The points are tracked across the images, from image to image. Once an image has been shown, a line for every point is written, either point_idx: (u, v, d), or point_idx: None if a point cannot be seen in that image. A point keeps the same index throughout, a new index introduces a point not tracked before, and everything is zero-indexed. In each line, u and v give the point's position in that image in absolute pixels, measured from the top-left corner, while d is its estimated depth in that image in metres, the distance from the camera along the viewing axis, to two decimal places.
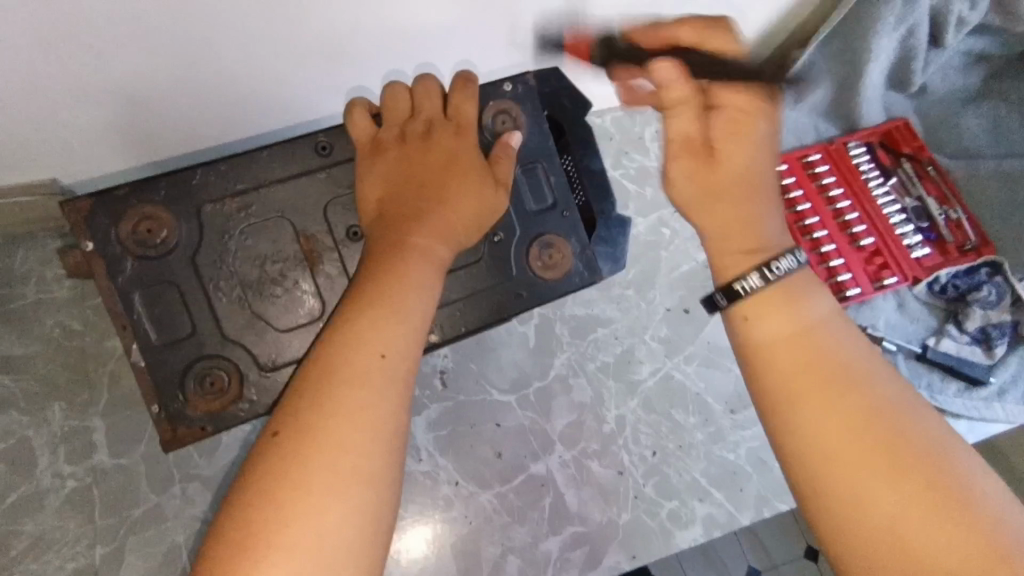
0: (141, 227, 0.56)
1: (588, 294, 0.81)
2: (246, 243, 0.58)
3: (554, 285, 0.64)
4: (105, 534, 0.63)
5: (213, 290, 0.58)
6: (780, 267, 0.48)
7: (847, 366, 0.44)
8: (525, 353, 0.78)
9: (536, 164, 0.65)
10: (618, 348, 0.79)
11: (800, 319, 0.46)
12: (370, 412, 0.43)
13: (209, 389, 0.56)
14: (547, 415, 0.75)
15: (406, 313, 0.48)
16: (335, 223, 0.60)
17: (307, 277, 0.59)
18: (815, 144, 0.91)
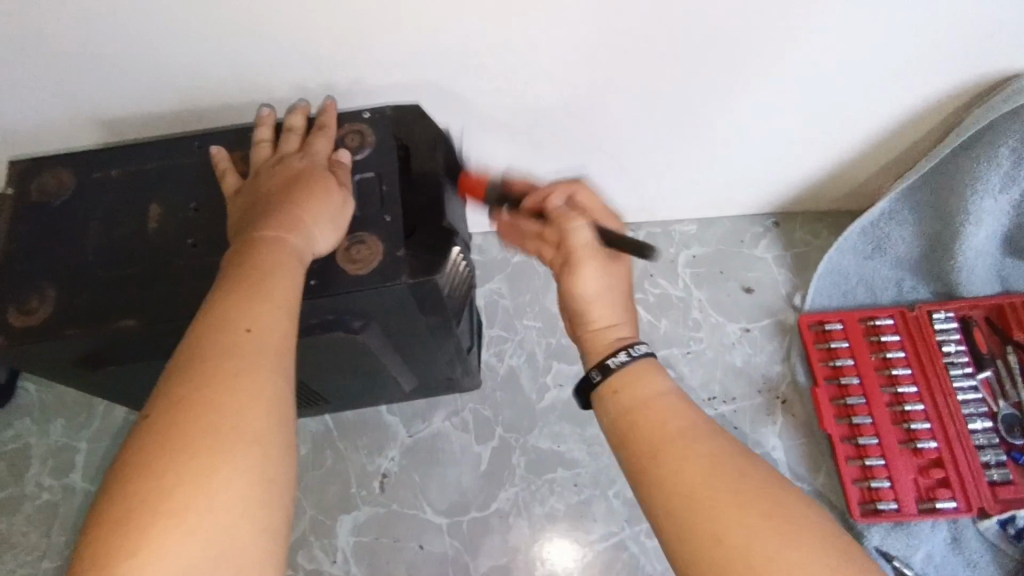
0: (43, 180, 0.52)
1: (560, 427, 0.74)
2: (121, 199, 0.52)
3: (351, 287, 0.47)
4: (57, 550, 0.71)
5: (77, 234, 0.51)
6: (619, 359, 0.40)
7: (688, 427, 0.37)
8: (472, 476, 0.73)
9: (372, 175, 0.51)
10: (574, 497, 0.71)
11: (640, 395, 0.39)
12: (242, 379, 0.35)
13: (25, 313, 0.48)
14: (473, 552, 0.70)
15: (272, 290, 0.39)
16: (186, 191, 0.52)
17: (156, 242, 0.50)
18: (891, 305, 0.74)
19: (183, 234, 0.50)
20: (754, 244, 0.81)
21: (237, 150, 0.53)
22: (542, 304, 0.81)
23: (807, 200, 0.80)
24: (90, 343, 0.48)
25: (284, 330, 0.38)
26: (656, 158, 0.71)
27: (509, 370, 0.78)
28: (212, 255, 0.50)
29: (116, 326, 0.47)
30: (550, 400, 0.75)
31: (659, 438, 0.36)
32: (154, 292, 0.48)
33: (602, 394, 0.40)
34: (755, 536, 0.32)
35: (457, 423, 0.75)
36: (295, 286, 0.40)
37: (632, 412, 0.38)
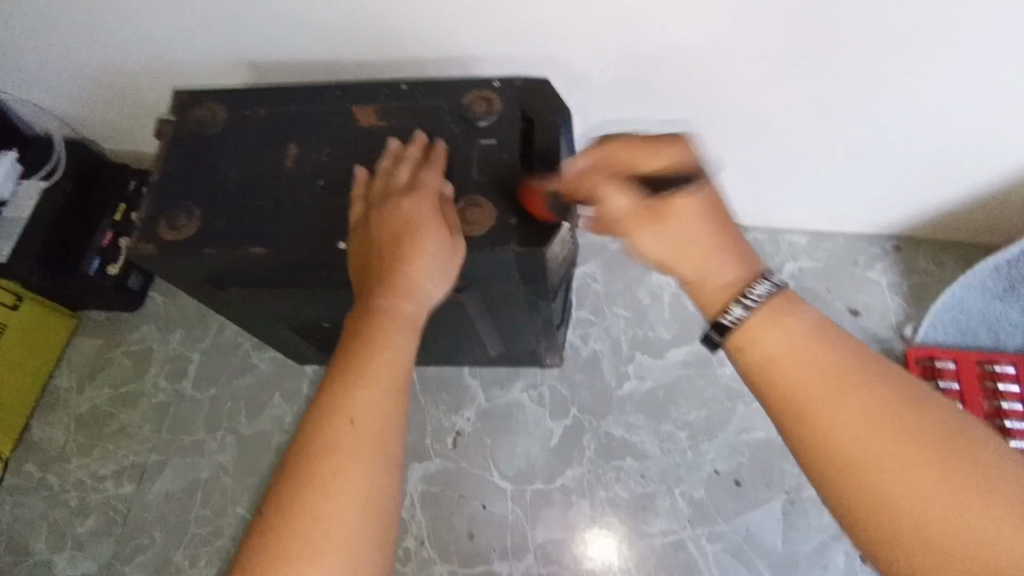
0: (199, 111, 0.57)
1: (635, 417, 0.74)
2: (263, 137, 0.56)
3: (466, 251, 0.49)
4: (163, 445, 0.79)
5: (222, 165, 0.56)
6: (739, 308, 0.36)
7: (843, 372, 0.34)
8: (541, 449, 0.74)
9: (494, 142, 0.53)
10: (639, 488, 0.71)
11: (773, 339, 0.35)
12: (339, 478, 0.37)
13: (173, 229, 0.53)
14: (532, 521, 0.71)
15: (375, 379, 0.41)
16: (321, 138, 0.55)
17: (289, 180, 0.54)
18: (1013, 352, 0.70)
19: (314, 175, 0.54)
20: (868, 266, 0.78)
21: (370, 105, 0.56)
22: (633, 294, 0.81)
23: (936, 228, 0.75)
24: (223, 265, 0.53)
25: (387, 420, 0.40)
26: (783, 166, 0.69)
27: (592, 353, 0.78)
28: (340, 197, 0.53)
29: (247, 252, 0.52)
30: (628, 389, 0.76)
31: (810, 392, 0.34)
32: (284, 225, 0.53)
33: (727, 346, 0.37)
34: (901, 475, 0.31)
35: (534, 396, 0.77)
36: (399, 373, 0.42)
37: (769, 360, 0.35)
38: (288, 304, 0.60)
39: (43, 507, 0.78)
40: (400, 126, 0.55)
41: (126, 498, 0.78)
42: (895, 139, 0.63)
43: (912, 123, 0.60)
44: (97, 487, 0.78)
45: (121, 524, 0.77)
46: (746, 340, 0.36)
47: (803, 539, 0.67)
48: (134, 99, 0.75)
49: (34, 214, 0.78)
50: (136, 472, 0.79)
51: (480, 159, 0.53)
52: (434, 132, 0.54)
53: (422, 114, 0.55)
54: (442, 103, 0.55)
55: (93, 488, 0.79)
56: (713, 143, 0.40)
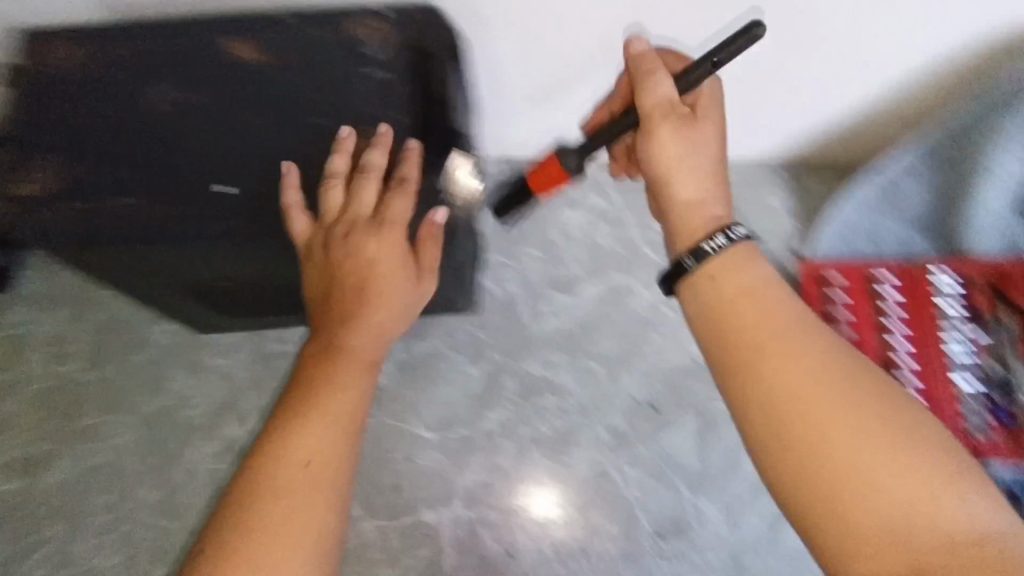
0: (52, 50, 0.52)
1: (553, 355, 0.75)
2: (128, 79, 0.52)
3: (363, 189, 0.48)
4: (51, 434, 0.73)
5: (83, 110, 0.51)
6: (715, 244, 0.43)
7: (777, 329, 0.40)
8: (462, 395, 0.74)
9: (382, 74, 0.51)
10: (561, 423, 0.72)
11: (732, 290, 0.42)
12: (299, 513, 0.44)
13: (30, 180, 0.49)
14: (458, 468, 0.71)
15: (327, 410, 0.48)
16: (194, 77, 0.52)
17: (166, 124, 0.51)
18: (894, 260, 0.74)
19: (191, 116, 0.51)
20: (764, 192, 0.81)
21: (245, 38, 0.52)
22: (544, 234, 0.80)
23: (825, 152, 0.78)
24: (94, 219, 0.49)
25: (335, 461, 0.47)
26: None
27: (506, 296, 0.78)
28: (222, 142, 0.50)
29: (116, 204, 0.49)
30: (545, 328, 0.76)
31: (761, 335, 0.40)
32: (161, 172, 0.49)
33: (692, 279, 0.43)
34: (842, 422, 0.37)
35: (452, 343, 0.76)
36: (354, 405, 0.50)
37: (723, 306, 0.41)
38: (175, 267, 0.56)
39: None
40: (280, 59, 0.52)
41: (16, 493, 0.71)
42: (786, 71, 0.64)
43: (800, 56, 0.62)
44: None
45: (10, 522, 0.70)
46: (699, 298, 0.42)
47: (717, 453, 0.70)
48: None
49: None
50: (22, 466, 0.72)
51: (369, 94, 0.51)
52: (318, 65, 0.51)
53: (303, 45, 0.52)
54: (323, 34, 0.52)
55: None
56: (700, 93, 0.48)
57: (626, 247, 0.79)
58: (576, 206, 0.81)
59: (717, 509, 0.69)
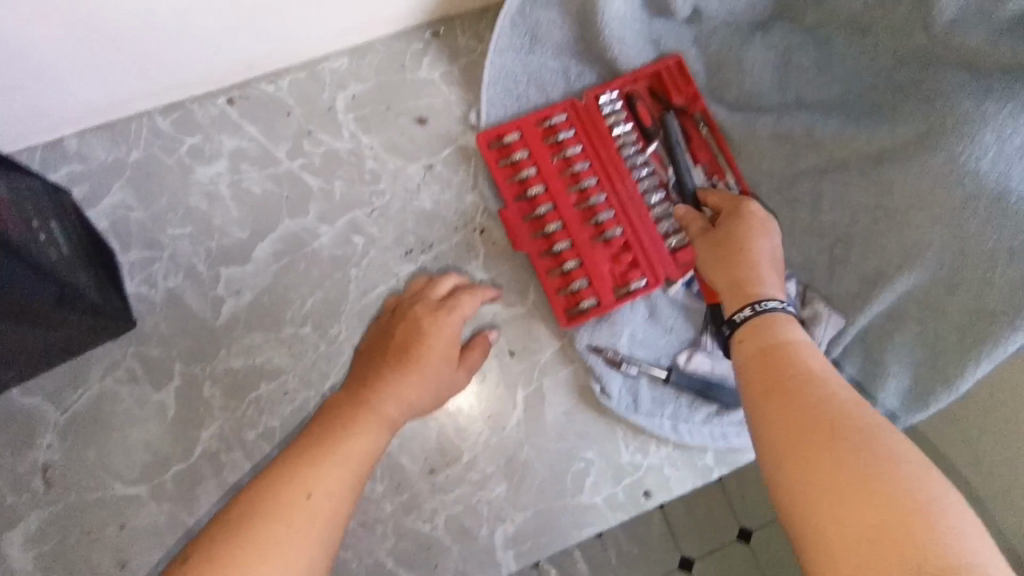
0: None
1: (250, 338, 0.64)
2: None
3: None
4: None
5: None
6: (746, 313, 0.52)
7: (794, 375, 0.44)
8: (161, 428, 0.61)
9: None
10: (288, 406, 0.63)
11: (771, 341, 0.48)
12: (280, 534, 0.42)
13: None
14: (189, 507, 0.60)
15: (344, 455, 0.48)
16: None
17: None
18: (562, 99, 0.70)
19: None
20: (416, 67, 0.71)
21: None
22: (186, 204, 0.67)
23: (455, 7, 0.71)
24: None
25: (337, 501, 0.46)
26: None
27: (169, 294, 0.64)
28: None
29: None
30: (228, 312, 0.64)
31: (774, 374, 0.45)
32: None
33: (738, 336, 0.51)
34: (818, 448, 0.38)
35: (122, 376, 0.62)
36: (361, 458, 0.49)
37: (767, 351, 0.48)
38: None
39: None
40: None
41: None
42: None
43: None
44: None
45: None
46: (742, 353, 0.49)
47: None
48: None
49: None
50: None
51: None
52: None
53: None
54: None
55: None
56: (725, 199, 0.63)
57: (287, 183, 0.68)
58: (212, 156, 0.68)
59: (480, 420, 0.65)
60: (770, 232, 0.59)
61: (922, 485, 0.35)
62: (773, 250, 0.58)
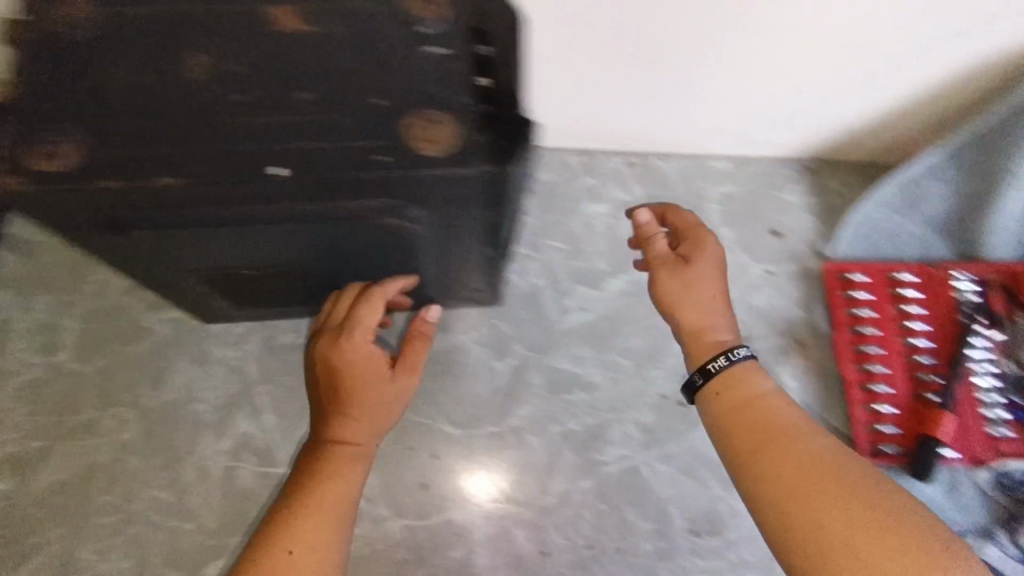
0: (75, 13, 0.43)
1: (580, 351, 0.74)
2: (146, 38, 0.43)
3: (429, 169, 0.42)
4: (43, 431, 0.66)
5: (104, 78, 0.42)
6: (718, 364, 0.52)
7: (808, 451, 0.47)
8: (490, 391, 0.72)
9: (446, 51, 0.45)
10: (591, 419, 0.72)
11: (744, 395, 0.51)
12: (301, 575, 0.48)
13: (53, 152, 0.40)
14: (489, 464, 0.70)
15: (317, 509, 0.52)
16: (229, 44, 0.43)
17: (203, 96, 0.42)
18: (914, 261, 0.76)
19: (284, 93, 0.42)
20: (784, 189, 0.81)
21: (287, 5, 0.45)
22: (567, 227, 0.79)
23: (841, 155, 0.81)
24: (120, 203, 0.41)
25: (318, 547, 0.50)
26: (709, 98, 0.69)
27: (531, 290, 0.76)
28: (311, 133, 0.42)
29: (154, 181, 0.40)
30: (570, 322, 0.75)
31: (761, 437, 0.48)
32: (174, 144, 0.41)
33: (703, 393, 0.52)
34: (826, 508, 0.44)
35: (476, 337, 0.74)
36: (345, 502, 0.54)
37: (747, 409, 0.50)
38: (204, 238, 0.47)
39: None
40: (339, 35, 0.44)
41: (5, 495, 0.65)
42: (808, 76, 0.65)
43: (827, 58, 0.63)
44: None
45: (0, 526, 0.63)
46: (722, 419, 0.51)
47: None
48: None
49: None
50: (10, 467, 0.65)
51: (427, 69, 0.44)
52: (379, 40, 0.44)
53: (365, 28, 0.45)
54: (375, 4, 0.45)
55: None
56: (687, 219, 0.59)
57: None
58: (600, 198, 0.80)
59: None
60: (722, 281, 0.55)
61: (919, 533, 0.42)
62: (725, 304, 0.55)
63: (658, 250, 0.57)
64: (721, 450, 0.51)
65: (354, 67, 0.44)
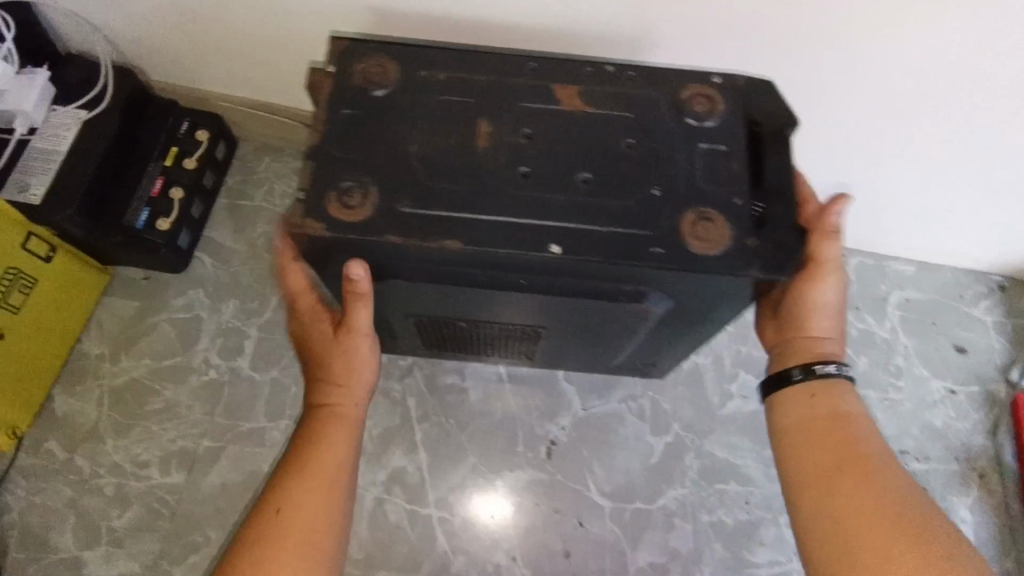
0: (375, 69, 0.46)
1: (738, 439, 0.71)
2: (440, 103, 0.45)
3: (700, 267, 0.41)
4: (218, 432, 0.70)
5: (399, 135, 0.44)
6: (824, 369, 0.49)
7: (868, 478, 0.45)
8: (641, 466, 0.70)
9: (721, 148, 0.45)
10: (743, 515, 0.69)
11: (826, 412, 0.48)
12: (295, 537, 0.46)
13: (348, 199, 0.42)
14: (633, 542, 0.68)
15: (311, 469, 0.49)
16: (514, 118, 0.45)
17: (492, 166, 0.44)
18: None
19: (567, 173, 0.44)
20: (973, 303, 0.76)
21: (571, 85, 0.46)
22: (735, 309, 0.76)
23: None
24: (401, 256, 0.43)
25: (307, 512, 0.47)
26: (936, 186, 0.66)
27: (693, 368, 0.74)
28: (589, 215, 0.42)
29: (440, 243, 0.41)
30: (732, 409, 0.72)
31: (837, 465, 0.46)
32: (460, 207, 0.42)
33: (789, 395, 0.50)
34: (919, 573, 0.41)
35: (632, 408, 0.73)
36: (337, 467, 0.50)
37: (808, 419, 0.48)
38: (448, 295, 0.48)
39: (70, 494, 0.67)
40: (620, 121, 0.45)
41: (174, 489, 0.67)
42: None
43: None
44: (137, 474, 0.68)
45: (169, 518, 0.66)
46: (784, 419, 0.50)
47: None
48: (205, 28, 0.63)
49: (68, 158, 0.65)
50: (184, 462, 0.68)
51: (702, 164, 0.44)
52: (659, 130, 0.45)
53: (644, 116, 0.45)
54: (656, 93, 0.46)
55: (132, 475, 0.68)
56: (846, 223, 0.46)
57: None
58: None
59: None
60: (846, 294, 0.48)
61: None
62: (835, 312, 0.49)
63: (825, 254, 0.46)
64: (784, 464, 0.49)
65: (632, 154, 0.44)
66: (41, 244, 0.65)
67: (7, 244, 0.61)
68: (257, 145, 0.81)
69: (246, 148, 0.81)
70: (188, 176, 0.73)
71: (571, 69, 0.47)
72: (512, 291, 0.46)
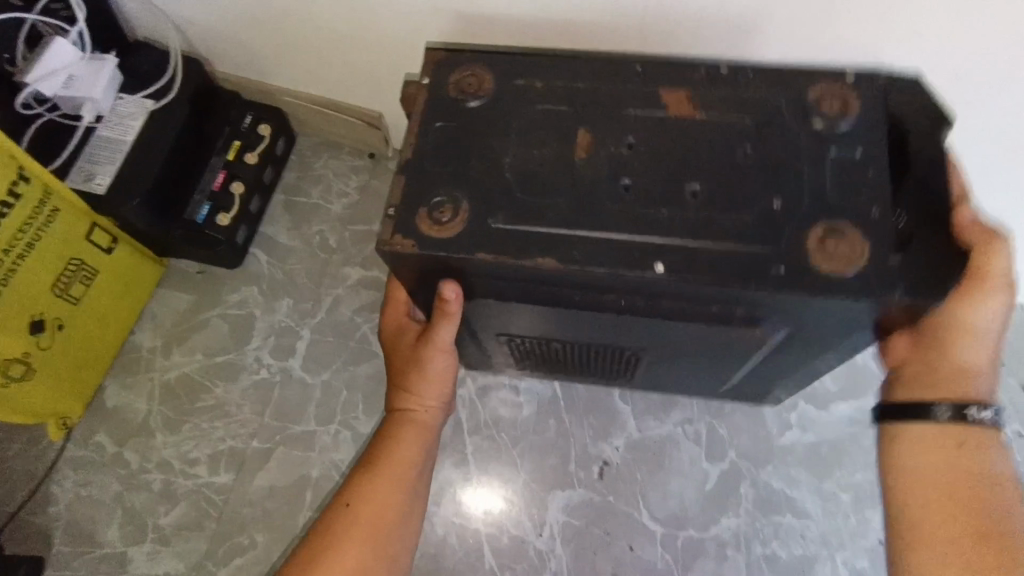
0: (469, 80, 0.44)
1: (796, 471, 0.69)
2: (539, 114, 0.43)
3: (826, 289, 0.37)
4: (266, 432, 0.68)
5: (496, 148, 0.43)
6: (980, 414, 0.42)
7: (1000, 552, 0.40)
8: (696, 493, 0.69)
9: (854, 151, 0.40)
10: (799, 550, 0.66)
11: (967, 467, 0.42)
12: (359, 532, 0.48)
13: (440, 215, 0.40)
14: (684, 571, 0.66)
15: (384, 466, 0.51)
16: (619, 128, 0.42)
17: (591, 181, 0.41)
18: None
19: (674, 186, 0.41)
20: None
21: (680, 90, 0.43)
22: None
23: None
24: (495, 273, 0.41)
25: (378, 508, 0.49)
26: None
27: None
28: (699, 232, 0.39)
29: (535, 260, 0.39)
30: (791, 440, 0.70)
31: (964, 527, 0.41)
32: (562, 222, 0.40)
33: (918, 435, 0.44)
34: None
35: (689, 433, 0.71)
36: (410, 471, 0.51)
37: (941, 472, 0.43)
38: (538, 313, 0.46)
39: (118, 488, 0.66)
40: (736, 128, 0.41)
41: (221, 489, 0.66)
42: None
43: None
44: (185, 472, 0.67)
45: (214, 519, 0.65)
46: (899, 462, 0.44)
47: None
48: (276, 20, 0.61)
49: (134, 148, 0.65)
50: (233, 461, 0.67)
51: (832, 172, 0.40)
52: (780, 138, 0.41)
53: (765, 122, 0.41)
54: (777, 93, 0.42)
55: (180, 472, 0.67)
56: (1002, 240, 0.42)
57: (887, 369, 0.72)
58: None
59: None
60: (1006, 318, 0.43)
61: None
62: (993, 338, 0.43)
63: (994, 268, 0.40)
64: (892, 508, 0.45)
65: (751, 162, 0.40)
66: (104, 235, 0.64)
67: (71, 236, 0.61)
68: (316, 141, 0.79)
69: (305, 143, 0.79)
70: (250, 171, 0.73)
71: (684, 71, 0.43)
72: (612, 313, 0.43)
